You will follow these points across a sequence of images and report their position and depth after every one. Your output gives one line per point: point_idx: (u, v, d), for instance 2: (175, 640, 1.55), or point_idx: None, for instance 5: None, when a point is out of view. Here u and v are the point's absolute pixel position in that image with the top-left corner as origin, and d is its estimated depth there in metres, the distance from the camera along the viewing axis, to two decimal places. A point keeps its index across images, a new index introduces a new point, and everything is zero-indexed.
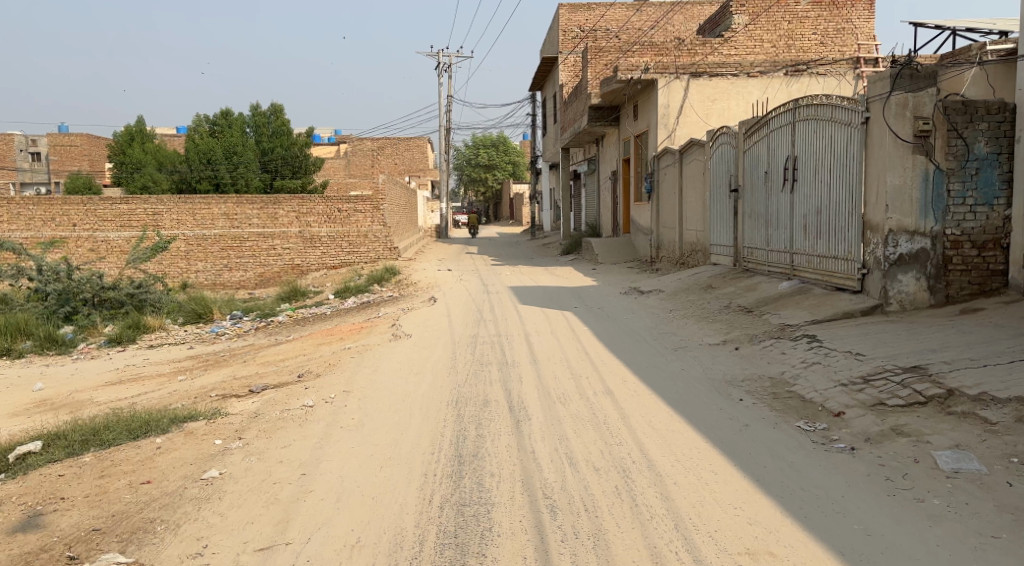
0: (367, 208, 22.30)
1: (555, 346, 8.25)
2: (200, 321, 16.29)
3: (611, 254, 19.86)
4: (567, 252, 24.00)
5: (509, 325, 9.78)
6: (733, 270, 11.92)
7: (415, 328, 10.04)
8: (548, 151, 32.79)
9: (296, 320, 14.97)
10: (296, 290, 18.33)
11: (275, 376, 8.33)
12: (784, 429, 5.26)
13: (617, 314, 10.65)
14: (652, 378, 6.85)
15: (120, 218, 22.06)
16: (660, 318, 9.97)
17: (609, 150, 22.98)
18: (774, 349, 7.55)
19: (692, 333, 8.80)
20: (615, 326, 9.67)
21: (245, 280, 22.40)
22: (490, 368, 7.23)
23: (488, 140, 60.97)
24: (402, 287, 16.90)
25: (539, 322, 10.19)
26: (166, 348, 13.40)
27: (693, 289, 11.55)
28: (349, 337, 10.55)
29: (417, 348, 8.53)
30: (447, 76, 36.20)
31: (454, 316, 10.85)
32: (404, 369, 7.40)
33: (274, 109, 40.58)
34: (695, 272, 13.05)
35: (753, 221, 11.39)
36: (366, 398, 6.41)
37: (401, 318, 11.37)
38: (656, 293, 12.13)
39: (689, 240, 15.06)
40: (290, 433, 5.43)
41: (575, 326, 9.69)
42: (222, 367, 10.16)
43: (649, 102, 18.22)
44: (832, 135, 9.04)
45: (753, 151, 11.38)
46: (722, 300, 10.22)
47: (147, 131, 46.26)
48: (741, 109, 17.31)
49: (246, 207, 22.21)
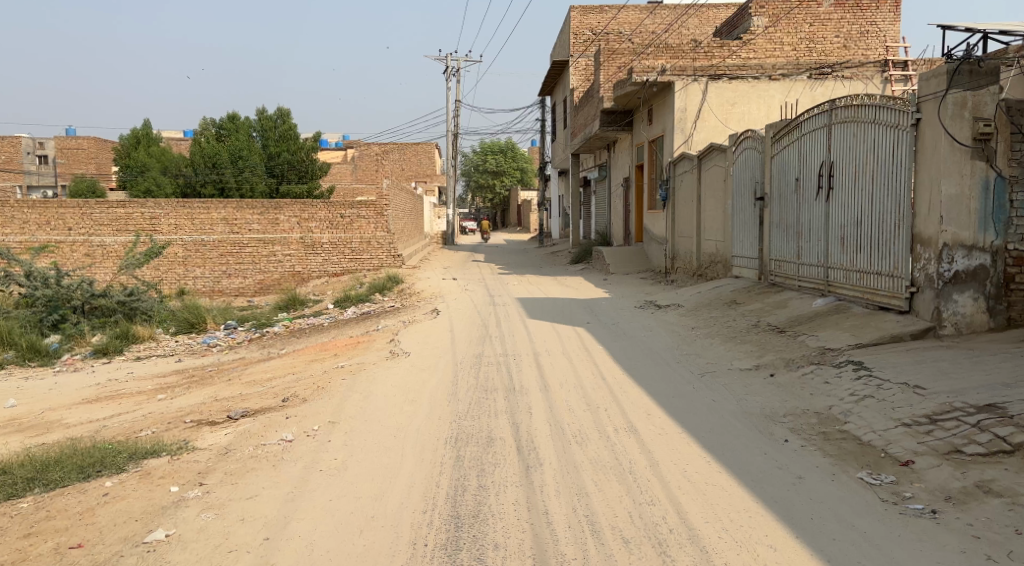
0: (372, 214, 21.49)
1: (568, 369, 7.43)
2: (192, 330, 15.50)
3: (623, 264, 19.04)
4: (576, 261, 23.20)
5: (516, 343, 8.96)
6: (757, 285, 11.08)
7: (416, 345, 9.22)
8: (558, 158, 32.08)
9: (291, 331, 14.18)
10: (294, 298, 17.61)
11: (257, 400, 7.51)
12: (843, 482, 4.42)
13: (634, 331, 9.81)
14: (679, 412, 6.01)
15: (116, 222, 21.36)
16: (682, 337, 9.13)
17: (621, 156, 22.18)
18: (817, 378, 6.71)
19: (719, 355, 7.96)
20: (634, 345, 8.81)
21: (244, 288, 21.66)
22: (495, 396, 6.41)
23: (496, 147, 60.47)
24: (405, 297, 16.11)
25: (549, 339, 9.36)
26: (153, 361, 12.58)
27: (715, 304, 10.73)
28: (344, 353, 9.73)
29: (416, 370, 7.70)
30: (456, 80, 35.52)
31: (458, 332, 10.01)
32: (400, 396, 6.58)
33: (281, 112, 39.70)
34: (716, 285, 12.23)
35: (781, 232, 10.59)
36: (353, 433, 5.58)
37: (401, 333, 10.54)
38: (675, 307, 11.29)
39: (708, 250, 14.23)
40: (259, 480, 4.61)
41: (589, 345, 8.87)
42: (205, 384, 9.34)
43: (664, 105, 17.40)
44: (876, 138, 8.22)
45: (782, 156, 10.57)
46: (749, 318, 9.38)
47: (154, 134, 45.69)
48: (763, 114, 16.49)
49: (246, 212, 21.48)
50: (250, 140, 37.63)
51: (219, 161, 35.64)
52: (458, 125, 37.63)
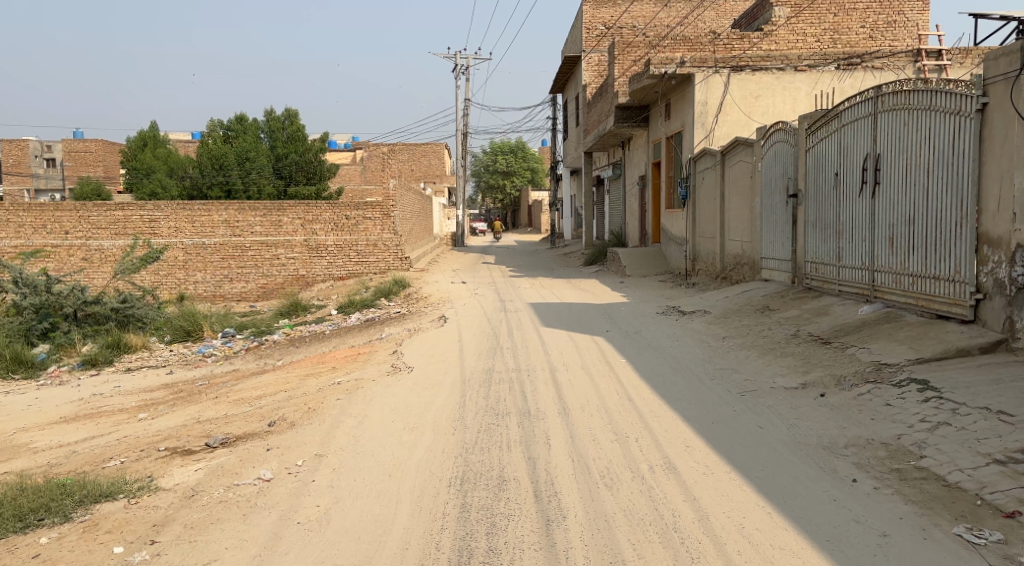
0: (378, 215, 20.74)
1: (590, 389, 6.59)
2: (188, 339, 14.75)
3: (641, 266, 18.18)
4: (590, 263, 22.37)
5: (530, 356, 8.12)
6: (791, 290, 10.21)
7: (420, 357, 8.40)
8: (569, 156, 31.26)
9: (291, 340, 13.42)
10: (296, 304, 16.84)
11: (241, 424, 6.72)
12: (939, 541, 3.58)
13: (660, 341, 8.95)
14: (723, 442, 5.17)
15: (114, 225, 20.68)
16: (714, 349, 8.28)
17: (636, 153, 21.33)
18: (876, 401, 5.86)
19: (759, 371, 7.11)
20: (662, 359, 7.95)
21: (247, 292, 20.93)
22: (507, 422, 5.58)
23: (507, 147, 59.80)
24: (411, 302, 15.30)
25: (566, 350, 8.53)
26: (142, 373, 11.82)
27: (747, 310, 9.89)
28: (342, 367, 8.91)
29: (419, 389, 6.88)
30: (464, 79, 34.82)
31: (467, 342, 9.17)
32: (399, 421, 5.76)
33: (290, 113, 39.03)
34: (744, 289, 11.40)
35: (819, 232, 9.78)
36: (342, 469, 4.78)
37: (405, 343, 9.72)
38: (701, 314, 10.43)
39: (733, 251, 13.38)
40: (223, 537, 3.83)
41: (611, 357, 8.01)
42: (191, 402, 8.56)
43: (683, 99, 16.54)
44: (932, 126, 7.38)
45: (819, 148, 9.74)
46: (787, 328, 8.53)
47: (161, 136, 45.17)
48: (788, 107, 15.60)
49: (248, 214, 20.75)
50: (258, 142, 36.98)
51: (226, 163, 35.05)
52: (466, 124, 36.93)
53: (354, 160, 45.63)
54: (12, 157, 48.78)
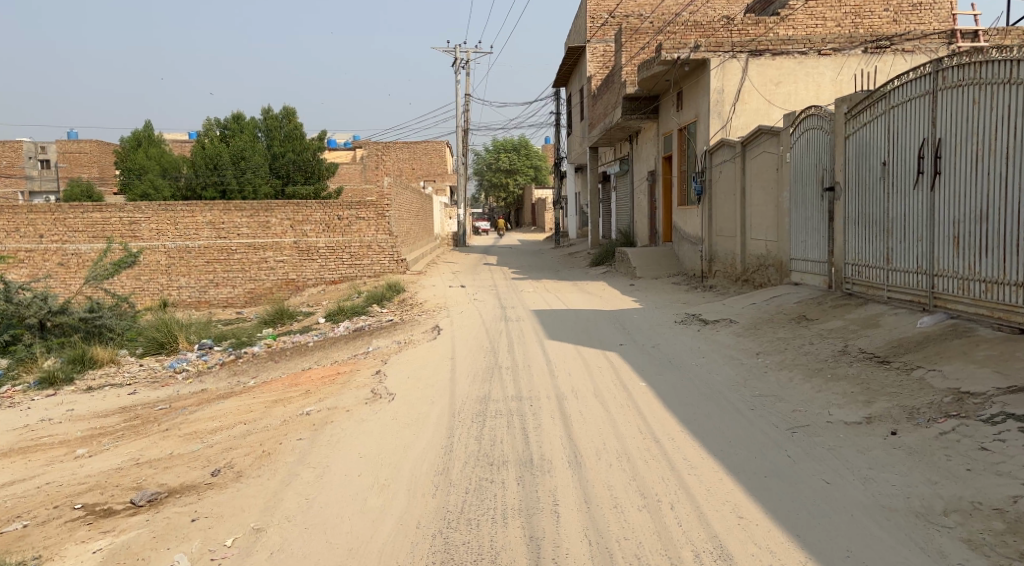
0: (372, 215, 19.61)
1: (607, 426, 5.40)
2: (161, 351, 13.55)
3: (651, 267, 16.95)
4: (596, 264, 21.18)
5: (533, 378, 6.92)
6: (828, 297, 8.97)
7: (404, 380, 7.20)
8: (574, 152, 30.00)
9: (272, 352, 12.25)
10: (280, 310, 15.65)
11: (180, 473, 5.50)
12: None
13: (683, 359, 7.72)
14: (783, 507, 3.99)
15: (92, 228, 19.51)
16: (748, 370, 7.05)
17: (645, 147, 20.07)
18: (966, 443, 4.64)
19: (809, 401, 5.90)
20: (689, 382, 6.72)
21: (233, 298, 19.78)
22: (504, 477, 4.39)
23: (509, 144, 58.51)
24: (405, 309, 14.11)
25: (575, 370, 7.33)
26: (101, 393, 10.63)
27: (780, 320, 8.68)
28: (316, 392, 7.68)
29: (399, 425, 5.67)
30: (465, 72, 33.69)
31: (461, 360, 7.96)
32: (367, 476, 4.56)
33: (287, 111, 37.85)
34: (772, 294, 10.20)
35: (864, 229, 8.59)
36: (284, 555, 3.62)
37: (390, 361, 8.50)
38: (726, 324, 9.21)
39: (756, 251, 12.17)
40: None
41: (628, 381, 6.80)
42: (140, 434, 7.39)
43: (697, 87, 15.29)
44: (1010, 104, 6.17)
45: (862, 134, 8.56)
46: (832, 343, 7.32)
47: (155, 135, 44.06)
48: (811, 95, 14.35)
49: (234, 215, 19.58)
50: (254, 140, 35.73)
51: (220, 162, 33.73)
52: (467, 120, 35.72)
53: (354, 160, 44.45)
54: (4, 158, 47.54)
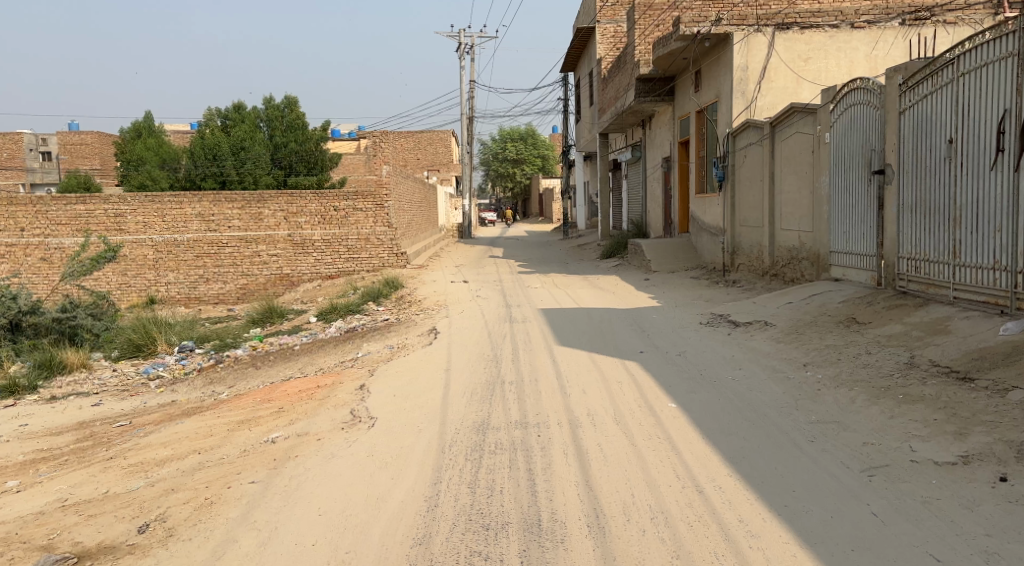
0: (370, 206, 18.50)
1: (635, 466, 4.32)
2: (138, 354, 12.49)
3: (668, 260, 15.80)
4: (607, 256, 20.05)
5: (541, 398, 5.83)
6: (880, 296, 7.80)
7: (387, 400, 6.11)
8: (583, 139, 28.76)
9: (256, 356, 11.18)
10: (270, 308, 14.55)
11: (101, 526, 4.40)
12: None
13: (716, 371, 6.61)
14: None
15: (76, 220, 18.47)
16: (797, 387, 5.92)
17: (659, 132, 18.89)
18: None
19: (881, 432, 4.79)
20: (727, 403, 5.62)
21: (225, 294, 18.75)
22: (503, 552, 3.35)
23: (516, 134, 57.58)
24: (402, 308, 13.03)
25: (590, 385, 6.23)
26: (62, 404, 9.58)
27: (826, 323, 7.55)
28: (288, 411, 6.58)
29: (377, 460, 4.61)
30: (470, 58, 32.55)
31: (457, 373, 6.87)
32: (325, 547, 3.53)
33: (289, 100, 36.66)
34: (810, 291, 9.07)
35: (922, 218, 7.46)
36: None
37: (376, 373, 7.41)
38: (761, 327, 8.08)
39: (787, 243, 11.02)
40: None
41: (654, 400, 5.71)
42: (82, 462, 6.31)
43: (718, 65, 14.07)
44: None
45: (921, 108, 7.40)
46: (895, 355, 6.18)
47: (156, 126, 42.99)
48: (843, 72, 13.16)
49: (224, 206, 18.51)
50: (256, 131, 34.63)
51: (220, 152, 32.62)
52: (473, 107, 34.52)
53: (358, 150, 43.28)
54: (5, 151, 46.36)
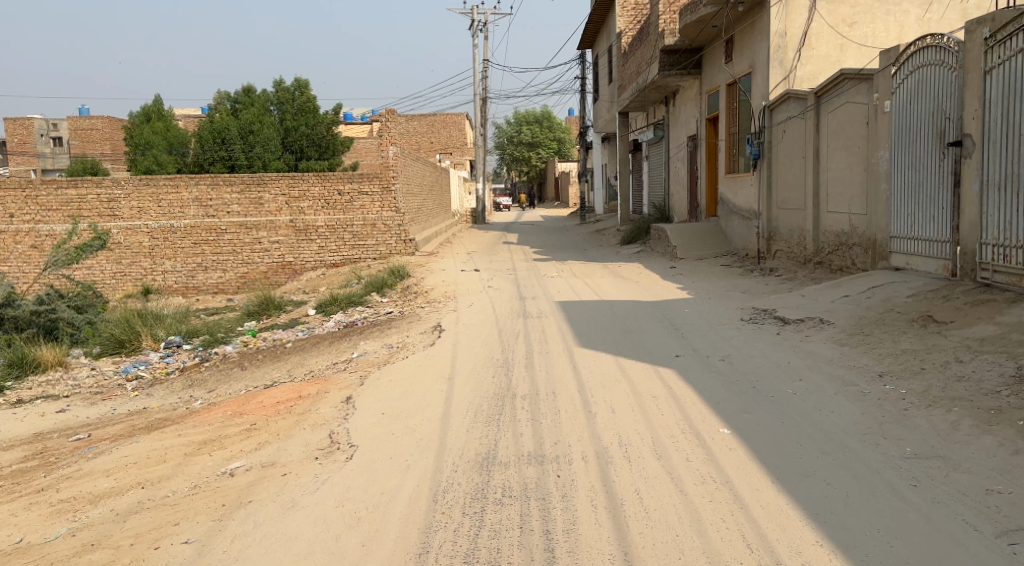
0: (376, 189, 17.43)
1: (689, 530, 3.24)
2: (121, 351, 11.53)
3: (695, 246, 14.62)
4: (628, 242, 18.89)
5: (561, 420, 4.73)
6: (958, 289, 6.63)
7: (373, 420, 5.03)
8: (601, 119, 27.53)
9: (246, 354, 10.16)
10: (266, 301, 13.52)
11: None
12: None
13: (772, 382, 5.48)
14: None
15: (67, 206, 17.52)
16: (877, 407, 4.79)
17: (684, 109, 17.66)
18: None
19: (1006, 476, 3.66)
20: (793, 428, 4.50)
21: (224, 283, 17.80)
22: None
23: (532, 117, 55.91)
24: (407, 299, 11.99)
25: (618, 401, 5.13)
26: (27, 409, 8.59)
27: (897, 322, 6.40)
28: (259, 430, 5.52)
29: (346, 514, 3.54)
30: (484, 36, 31.30)
31: (460, 384, 5.78)
32: None
33: (300, 82, 35.41)
34: (869, 282, 7.90)
35: (1012, 198, 6.28)
36: None
37: (368, 382, 6.34)
38: (816, 326, 6.94)
39: (834, 226, 9.82)
40: None
41: (701, 422, 4.60)
42: (10, 491, 5.29)
43: (751, 31, 12.85)
44: None
45: (1012, 66, 6.20)
46: (995, 363, 5.04)
47: (165, 109, 42.02)
48: (892, 37, 11.95)
49: (222, 190, 17.48)
50: (265, 114, 33.54)
51: (228, 135, 31.59)
52: (487, 87, 33.24)
53: (370, 133, 42.12)
54: (15, 137, 45.65)
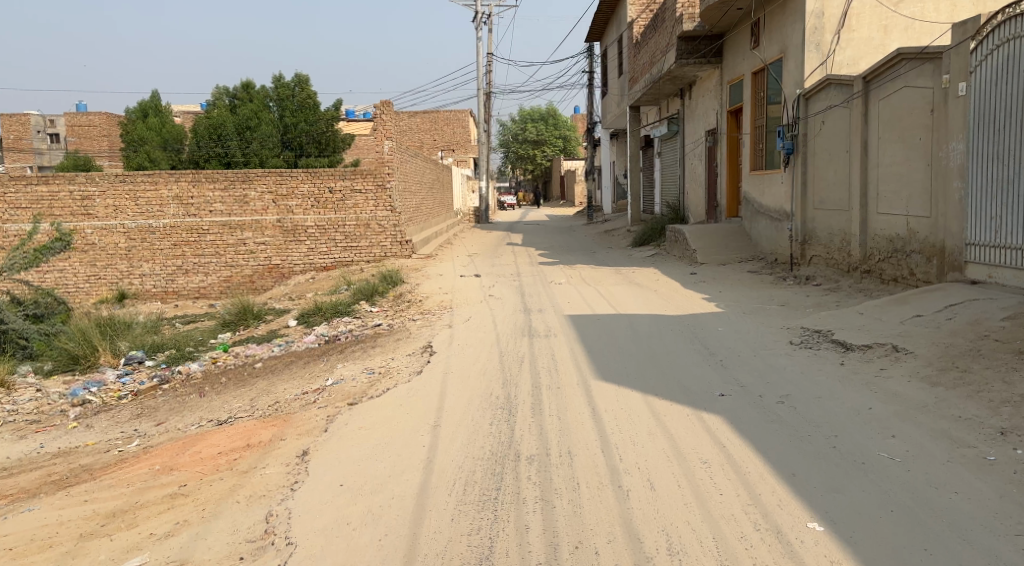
0: (371, 187, 16.19)
1: None
2: (75, 368, 10.23)
3: (717, 250, 13.29)
4: (641, 243, 17.55)
5: (584, 502, 3.44)
6: None
7: (326, 495, 3.74)
8: (609, 114, 26.18)
9: (212, 373, 8.87)
10: (243, 310, 12.19)
11: None
12: None
13: (858, 440, 4.15)
14: None
15: (38, 204, 16.23)
16: (1017, 485, 3.47)
17: (702, 101, 16.33)
18: None
19: None
20: (910, 522, 3.19)
21: (206, 288, 16.53)
22: None
23: (537, 114, 54.89)
24: (400, 309, 10.72)
25: (658, 468, 3.83)
26: None
27: (1000, 353, 5.09)
28: (184, 499, 4.22)
29: None
30: (487, 28, 30.01)
31: (449, 436, 4.49)
32: None
33: (299, 78, 34.06)
34: (944, 297, 6.60)
35: None
36: None
37: (332, 428, 5.04)
38: (889, 356, 5.62)
39: (887, 229, 8.49)
40: None
41: (775, 510, 3.31)
42: None
43: (783, 12, 11.53)
44: None
45: None
46: None
47: (164, 107, 40.71)
48: (943, 18, 10.69)
49: (205, 187, 16.21)
50: (264, 110, 32.17)
51: (223, 131, 30.31)
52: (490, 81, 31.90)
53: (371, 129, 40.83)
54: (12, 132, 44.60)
